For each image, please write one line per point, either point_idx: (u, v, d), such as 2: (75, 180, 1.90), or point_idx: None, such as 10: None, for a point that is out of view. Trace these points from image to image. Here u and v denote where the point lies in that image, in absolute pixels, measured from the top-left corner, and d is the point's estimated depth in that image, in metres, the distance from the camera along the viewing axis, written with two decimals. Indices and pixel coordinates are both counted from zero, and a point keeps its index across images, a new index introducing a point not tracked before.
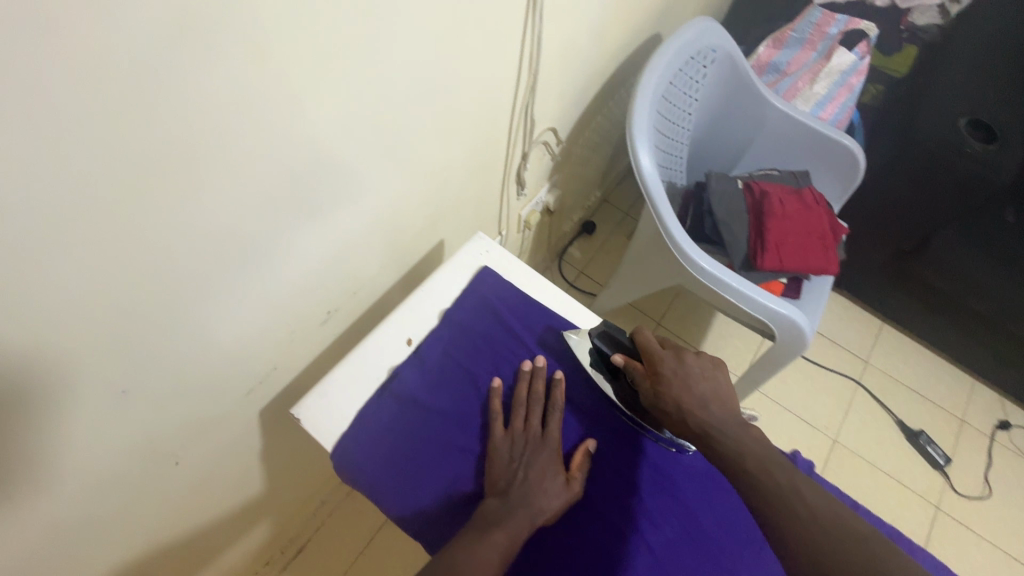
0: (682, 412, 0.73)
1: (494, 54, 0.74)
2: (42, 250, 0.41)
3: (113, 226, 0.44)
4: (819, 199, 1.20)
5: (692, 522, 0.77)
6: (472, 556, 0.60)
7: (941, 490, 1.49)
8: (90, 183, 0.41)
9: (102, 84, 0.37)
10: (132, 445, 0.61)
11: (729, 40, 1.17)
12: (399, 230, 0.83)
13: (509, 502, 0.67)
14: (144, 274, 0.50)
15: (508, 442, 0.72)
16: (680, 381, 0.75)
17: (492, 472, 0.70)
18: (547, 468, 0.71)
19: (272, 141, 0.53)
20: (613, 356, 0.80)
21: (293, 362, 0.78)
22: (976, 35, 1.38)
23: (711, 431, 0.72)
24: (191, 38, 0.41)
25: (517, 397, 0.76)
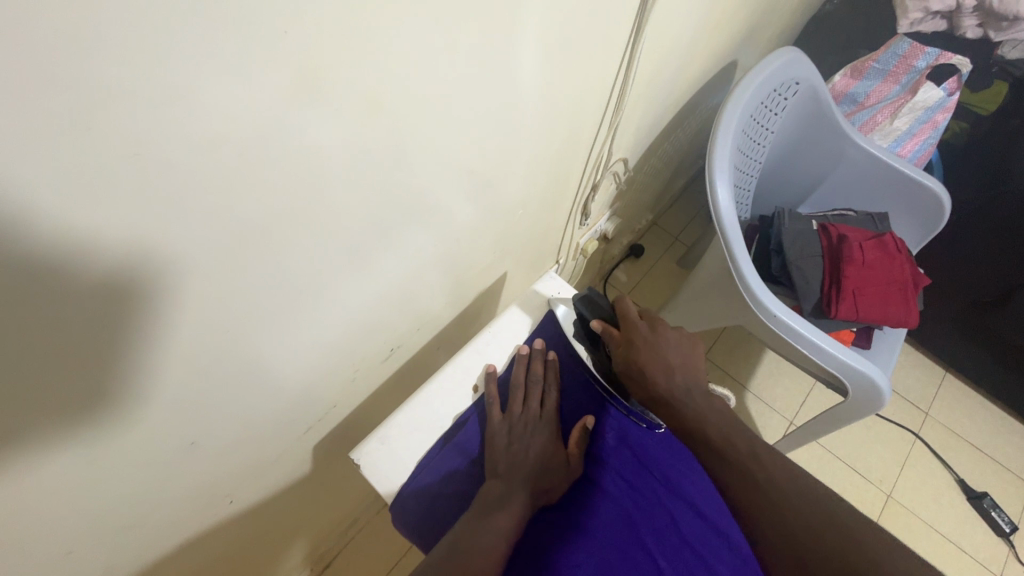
0: (648, 376, 0.71)
1: (584, 88, 0.70)
2: (139, 312, 0.39)
3: (208, 282, 0.42)
4: (902, 247, 1.12)
5: (712, 542, 0.71)
6: (478, 539, 0.58)
7: (1004, 559, 1.39)
8: (193, 243, 0.39)
9: (220, 146, 0.35)
10: (193, 484, 0.59)
11: (814, 72, 1.10)
12: (468, 264, 0.79)
13: (510, 486, 0.65)
14: (228, 324, 0.48)
15: (507, 426, 0.71)
16: (653, 348, 0.73)
17: (490, 456, 0.69)
18: (547, 451, 0.70)
19: (363, 187, 0.50)
20: (593, 322, 0.76)
21: (352, 398, 0.75)
22: None
23: (676, 398, 0.70)
24: (311, 93, 0.38)
25: (514, 378, 0.76)
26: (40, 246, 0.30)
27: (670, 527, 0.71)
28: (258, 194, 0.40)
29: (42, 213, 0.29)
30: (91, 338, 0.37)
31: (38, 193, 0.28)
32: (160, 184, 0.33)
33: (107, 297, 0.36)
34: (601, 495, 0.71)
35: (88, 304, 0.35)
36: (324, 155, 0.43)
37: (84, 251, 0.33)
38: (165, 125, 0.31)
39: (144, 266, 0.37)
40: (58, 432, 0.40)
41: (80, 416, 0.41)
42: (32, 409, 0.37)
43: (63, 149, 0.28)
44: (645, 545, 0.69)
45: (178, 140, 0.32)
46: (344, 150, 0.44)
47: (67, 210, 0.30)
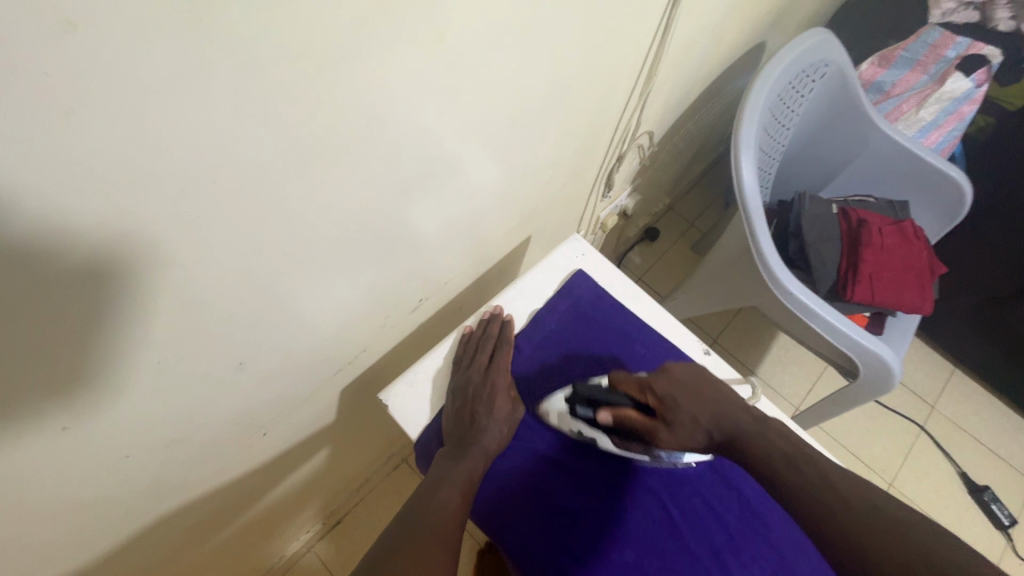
0: (697, 432, 0.69)
1: (624, 50, 0.71)
2: (212, 219, 0.41)
3: (270, 196, 0.44)
4: (920, 233, 1.12)
5: (723, 499, 0.73)
6: (435, 492, 0.61)
7: (1002, 551, 1.41)
8: (266, 157, 0.41)
9: (301, 60, 0.37)
10: (237, 412, 0.61)
11: (843, 55, 1.10)
12: (496, 224, 0.81)
13: (461, 443, 0.66)
14: (281, 246, 0.49)
15: (457, 384, 0.72)
16: (680, 404, 0.69)
17: (444, 416, 0.70)
18: (494, 403, 0.69)
19: (414, 126, 0.52)
20: (601, 417, 0.70)
21: (379, 347, 0.77)
22: None
23: (737, 437, 0.68)
24: (378, 18, 0.39)
25: (468, 341, 0.75)
26: (138, 133, 0.32)
27: (683, 479, 0.73)
28: (324, 112, 0.42)
29: (143, 95, 0.31)
30: (163, 236, 0.39)
31: (135, 75, 0.30)
32: (245, 85, 0.35)
33: (186, 197, 0.38)
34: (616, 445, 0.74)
35: (170, 202, 0.37)
36: (383, 83, 0.44)
37: (174, 143, 0.34)
38: (252, 27, 0.33)
39: (214, 170, 0.38)
40: (129, 329, 0.42)
41: (149, 318, 0.43)
42: (111, 299, 0.39)
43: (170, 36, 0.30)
44: (656, 495, 0.71)
45: (264, 49, 0.34)
46: (399, 85, 0.46)
47: (163, 97, 0.32)
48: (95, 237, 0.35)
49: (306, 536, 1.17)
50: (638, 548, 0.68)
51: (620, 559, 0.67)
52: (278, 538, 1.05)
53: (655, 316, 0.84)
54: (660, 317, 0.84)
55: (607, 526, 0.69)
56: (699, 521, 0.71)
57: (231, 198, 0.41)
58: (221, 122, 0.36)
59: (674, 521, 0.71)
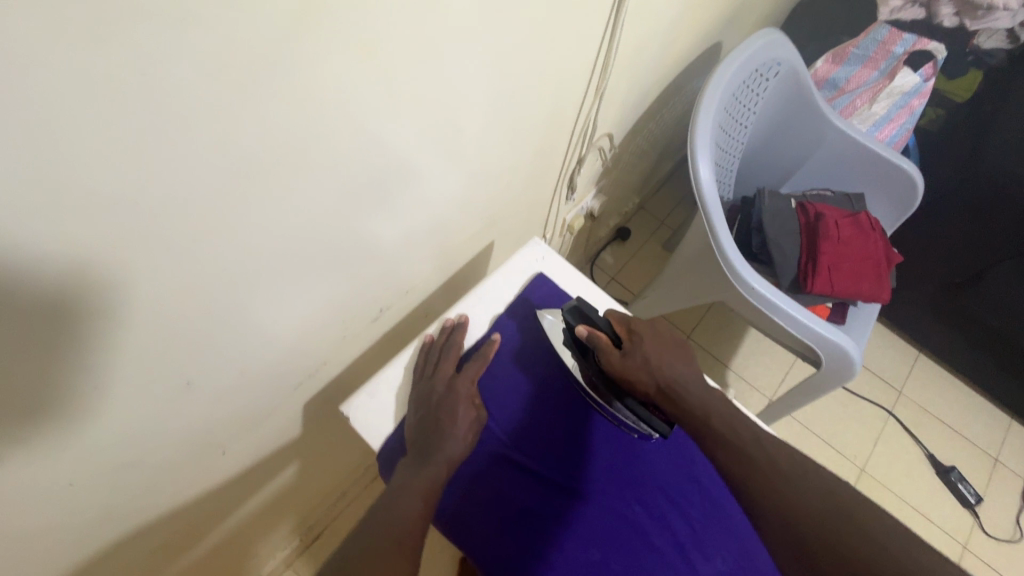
0: (650, 375, 0.72)
1: (573, 54, 0.72)
2: (144, 238, 0.40)
3: (206, 212, 0.43)
4: (875, 225, 1.16)
5: (687, 492, 0.75)
6: (397, 500, 0.61)
7: (970, 529, 1.45)
8: (197, 173, 0.40)
9: (222, 74, 0.36)
10: (191, 433, 0.60)
11: (794, 54, 1.14)
12: (457, 231, 0.81)
13: (424, 449, 0.66)
14: (223, 262, 0.48)
15: (419, 389, 0.72)
16: (646, 343, 0.74)
17: (408, 421, 0.70)
18: (454, 409, 0.69)
19: (357, 138, 0.52)
20: (578, 329, 0.74)
21: (341, 359, 0.76)
22: None
23: (681, 393, 0.72)
24: (301, 28, 0.39)
25: (433, 347, 0.75)
26: (49, 151, 0.31)
27: (648, 477, 0.74)
28: (256, 127, 0.41)
29: (52, 114, 0.30)
30: (90, 259, 0.38)
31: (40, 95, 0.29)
32: (164, 101, 0.34)
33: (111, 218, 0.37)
34: (580, 447, 0.74)
35: (93, 223, 0.36)
36: (315, 97, 0.44)
37: (94, 160, 0.33)
38: (167, 44, 0.32)
39: (139, 190, 0.37)
40: (59, 353, 0.41)
41: (82, 340, 0.42)
42: (34, 325, 0.38)
43: (77, 54, 0.29)
44: (620, 493, 0.72)
45: (184, 66, 0.34)
46: (332, 96, 0.46)
47: (73, 116, 0.31)
48: (13, 263, 0.34)
49: (285, 553, 1.16)
50: (603, 546, 0.69)
51: (586, 558, 0.68)
52: (254, 556, 1.03)
53: None
54: None
55: (573, 525, 0.69)
56: (663, 515, 0.72)
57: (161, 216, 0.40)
58: (143, 139, 0.35)
59: (638, 519, 0.71)
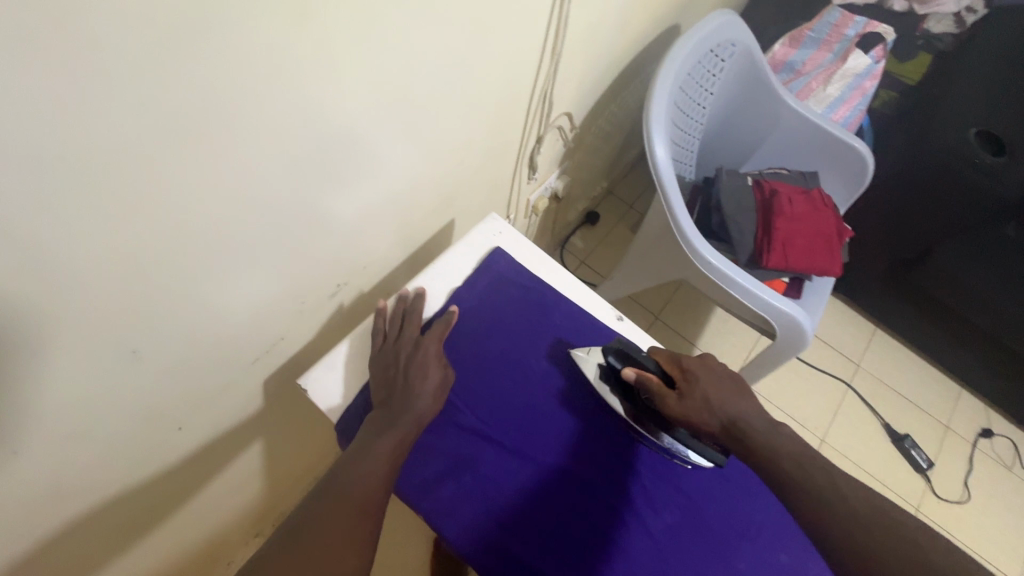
0: (707, 412, 0.73)
1: (523, 29, 0.73)
2: (70, 201, 0.40)
3: (141, 176, 0.43)
4: (828, 201, 1.20)
5: (641, 455, 0.77)
6: (362, 462, 0.62)
7: (922, 493, 1.53)
8: (125, 135, 0.40)
9: (144, 34, 0.37)
10: (141, 405, 0.60)
11: (748, 36, 1.17)
12: (415, 207, 0.82)
13: (390, 412, 0.67)
14: (164, 231, 0.48)
15: (382, 355, 0.72)
16: (701, 382, 0.75)
17: (375, 387, 0.70)
18: (414, 374, 0.70)
19: (300, 108, 0.52)
20: (625, 370, 0.75)
21: (300, 335, 0.76)
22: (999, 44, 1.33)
23: (747, 429, 0.71)
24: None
25: (393, 313, 0.76)
26: None
27: (604, 443, 0.76)
28: (187, 87, 0.42)
29: None
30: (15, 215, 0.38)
31: None
32: None
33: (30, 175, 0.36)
34: (538, 416, 0.76)
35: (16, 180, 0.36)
36: (250, 64, 0.45)
37: None
38: None
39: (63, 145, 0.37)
40: None
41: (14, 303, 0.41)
42: None
43: None
44: (577, 457, 0.74)
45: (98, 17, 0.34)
46: (267, 64, 0.46)
47: None
48: None
49: (257, 538, 1.15)
50: (560, 508, 0.71)
51: (541, 520, 0.69)
52: (224, 541, 1.03)
53: (575, 290, 0.87)
54: (580, 292, 0.87)
55: (530, 489, 0.71)
56: (619, 477, 0.74)
57: (91, 177, 0.40)
58: (63, 90, 0.35)
59: (594, 483, 0.73)
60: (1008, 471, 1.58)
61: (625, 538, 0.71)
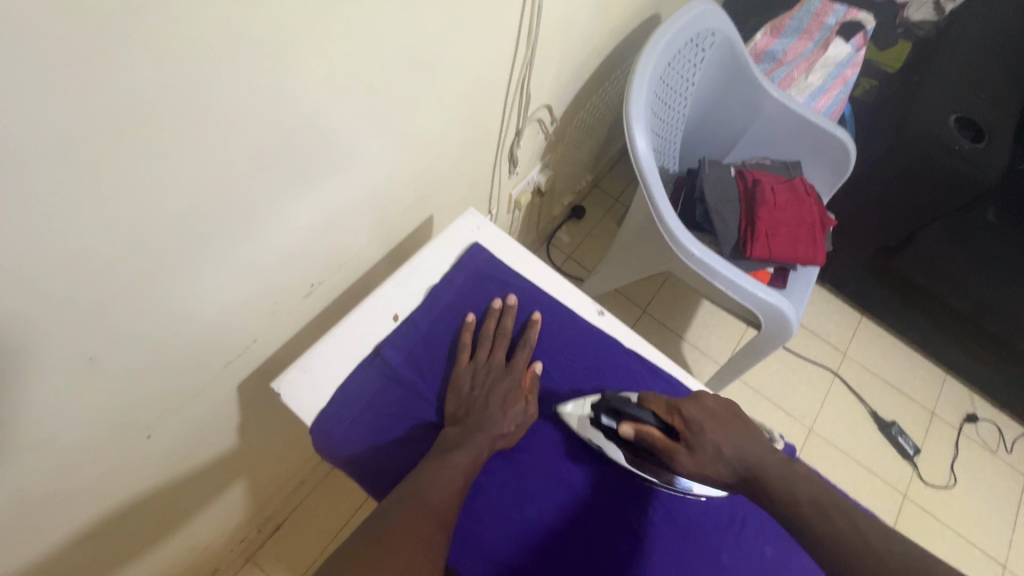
0: (721, 463, 0.67)
1: (497, 19, 0.71)
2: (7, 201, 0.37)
3: (87, 171, 0.41)
4: (810, 190, 1.20)
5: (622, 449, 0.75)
6: (436, 472, 0.61)
7: (910, 479, 1.54)
8: (66, 127, 0.38)
9: (83, 18, 0.34)
10: (105, 414, 0.57)
11: (728, 25, 1.16)
12: (392, 203, 0.80)
13: (467, 428, 0.67)
14: (116, 230, 0.46)
15: (472, 373, 0.72)
16: (708, 430, 0.68)
17: (452, 400, 0.70)
18: (506, 398, 0.71)
19: (260, 101, 0.50)
20: (623, 429, 0.69)
21: (274, 336, 0.74)
22: (964, 41, 1.41)
23: (761, 476, 0.66)
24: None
25: (484, 330, 0.76)
26: None
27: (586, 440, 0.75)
28: (135, 80, 0.39)
29: None
30: None
31: None
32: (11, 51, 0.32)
33: None
34: None
35: None
36: (206, 53, 0.42)
37: None
38: None
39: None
40: None
41: None
42: None
43: None
44: (558, 455, 0.73)
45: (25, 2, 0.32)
46: (221, 57, 0.44)
47: None
48: None
49: (243, 546, 1.13)
50: (541, 507, 0.69)
51: (523, 517, 0.68)
52: (208, 550, 1.00)
53: (556, 285, 0.86)
54: (560, 287, 0.86)
55: (512, 488, 0.69)
56: (601, 472, 0.73)
57: (29, 172, 0.38)
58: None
59: (577, 481, 0.72)
60: (993, 454, 1.60)
61: (608, 533, 0.70)
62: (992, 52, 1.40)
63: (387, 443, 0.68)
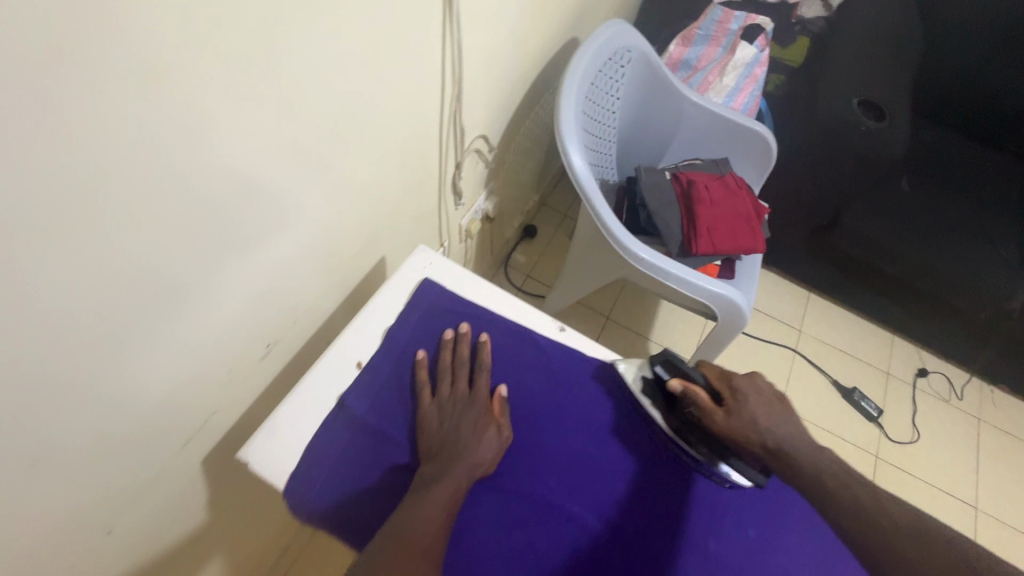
0: (752, 432, 0.75)
1: (418, 62, 0.74)
2: None
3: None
4: (741, 183, 1.27)
5: (596, 459, 0.76)
6: (414, 511, 0.60)
7: (879, 440, 1.61)
8: None
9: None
10: (54, 518, 0.53)
11: (641, 40, 1.23)
12: (339, 252, 0.80)
13: (443, 463, 0.66)
14: (36, 328, 0.43)
15: (437, 408, 0.72)
16: (749, 401, 0.77)
17: (424, 439, 0.69)
18: (478, 424, 0.70)
19: (185, 173, 0.49)
20: (671, 381, 0.79)
21: (233, 405, 0.72)
22: (851, 31, 1.55)
23: (794, 453, 0.72)
24: (78, 57, 0.37)
25: (441, 363, 0.76)
26: None
27: (562, 454, 0.76)
28: (47, 173, 0.39)
29: None
30: None
31: None
32: None
33: None
34: None
35: None
36: (118, 134, 0.42)
37: None
38: None
39: None
40: None
41: None
42: None
43: None
44: (537, 477, 0.73)
45: None
46: (138, 138, 0.43)
47: None
48: None
49: None
50: (526, 531, 0.69)
51: (511, 544, 0.68)
52: None
53: (514, 308, 0.87)
54: (519, 309, 0.86)
55: (495, 520, 0.69)
56: (577, 485, 0.74)
57: None
58: None
59: (559, 498, 0.72)
60: (948, 403, 1.70)
61: (596, 544, 0.70)
62: (879, 40, 1.54)
63: (363, 495, 0.66)
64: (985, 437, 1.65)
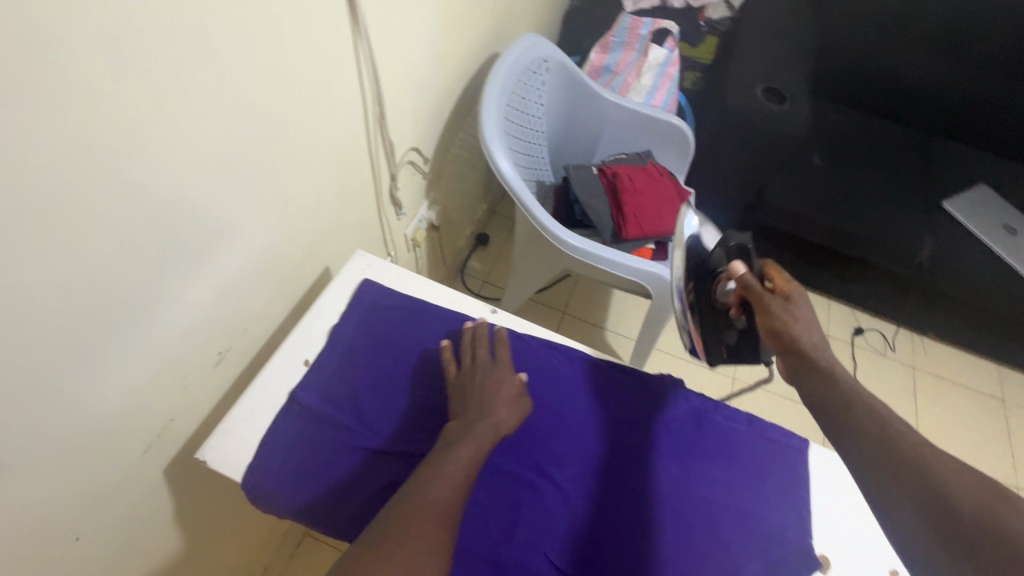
0: (778, 322, 0.75)
1: (339, 83, 0.82)
2: None
3: None
4: (663, 171, 1.38)
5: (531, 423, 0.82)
6: (437, 468, 0.63)
7: None
8: None
9: None
10: (23, 523, 0.57)
11: (556, 50, 1.33)
12: (283, 263, 0.86)
13: (466, 424, 0.71)
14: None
15: (463, 378, 0.77)
16: (796, 305, 0.76)
17: (453, 403, 0.75)
18: (502, 389, 0.76)
19: (125, 193, 0.55)
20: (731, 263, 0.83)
21: (190, 412, 0.76)
22: (751, 28, 1.71)
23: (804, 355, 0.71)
24: (17, 97, 0.43)
25: (461, 345, 0.82)
26: None
27: None
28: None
29: None
30: None
31: None
32: None
33: None
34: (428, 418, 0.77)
35: None
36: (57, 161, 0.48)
37: None
38: None
39: None
40: None
41: None
42: None
43: None
44: None
45: None
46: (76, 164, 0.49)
47: None
48: None
49: None
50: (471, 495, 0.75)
51: None
52: None
53: (453, 299, 0.93)
54: (456, 300, 0.93)
55: None
56: (516, 445, 0.80)
57: None
58: None
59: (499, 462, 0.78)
60: (884, 356, 1.83)
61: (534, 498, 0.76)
62: (777, 33, 1.69)
63: (317, 478, 0.72)
64: (920, 383, 1.79)
